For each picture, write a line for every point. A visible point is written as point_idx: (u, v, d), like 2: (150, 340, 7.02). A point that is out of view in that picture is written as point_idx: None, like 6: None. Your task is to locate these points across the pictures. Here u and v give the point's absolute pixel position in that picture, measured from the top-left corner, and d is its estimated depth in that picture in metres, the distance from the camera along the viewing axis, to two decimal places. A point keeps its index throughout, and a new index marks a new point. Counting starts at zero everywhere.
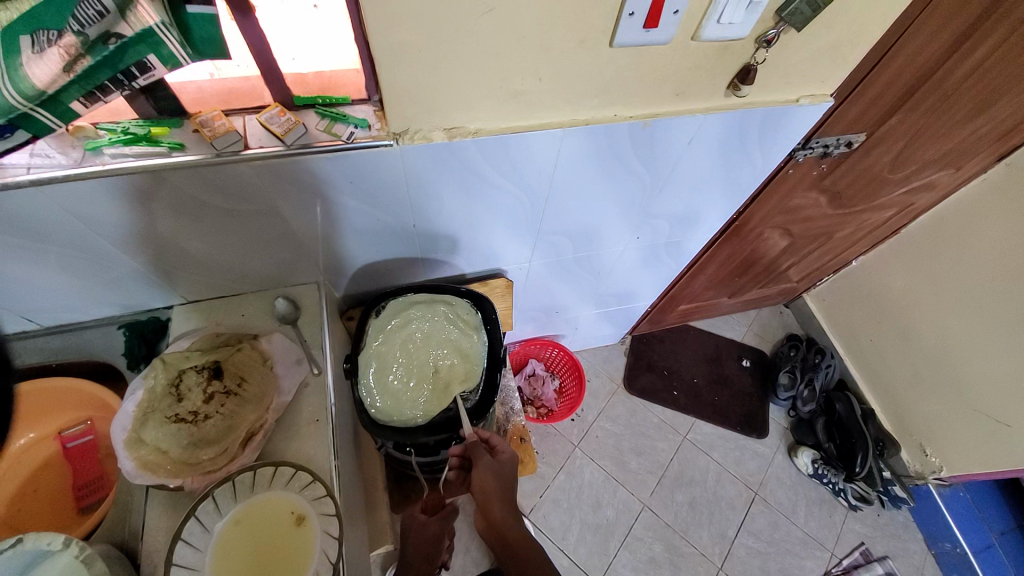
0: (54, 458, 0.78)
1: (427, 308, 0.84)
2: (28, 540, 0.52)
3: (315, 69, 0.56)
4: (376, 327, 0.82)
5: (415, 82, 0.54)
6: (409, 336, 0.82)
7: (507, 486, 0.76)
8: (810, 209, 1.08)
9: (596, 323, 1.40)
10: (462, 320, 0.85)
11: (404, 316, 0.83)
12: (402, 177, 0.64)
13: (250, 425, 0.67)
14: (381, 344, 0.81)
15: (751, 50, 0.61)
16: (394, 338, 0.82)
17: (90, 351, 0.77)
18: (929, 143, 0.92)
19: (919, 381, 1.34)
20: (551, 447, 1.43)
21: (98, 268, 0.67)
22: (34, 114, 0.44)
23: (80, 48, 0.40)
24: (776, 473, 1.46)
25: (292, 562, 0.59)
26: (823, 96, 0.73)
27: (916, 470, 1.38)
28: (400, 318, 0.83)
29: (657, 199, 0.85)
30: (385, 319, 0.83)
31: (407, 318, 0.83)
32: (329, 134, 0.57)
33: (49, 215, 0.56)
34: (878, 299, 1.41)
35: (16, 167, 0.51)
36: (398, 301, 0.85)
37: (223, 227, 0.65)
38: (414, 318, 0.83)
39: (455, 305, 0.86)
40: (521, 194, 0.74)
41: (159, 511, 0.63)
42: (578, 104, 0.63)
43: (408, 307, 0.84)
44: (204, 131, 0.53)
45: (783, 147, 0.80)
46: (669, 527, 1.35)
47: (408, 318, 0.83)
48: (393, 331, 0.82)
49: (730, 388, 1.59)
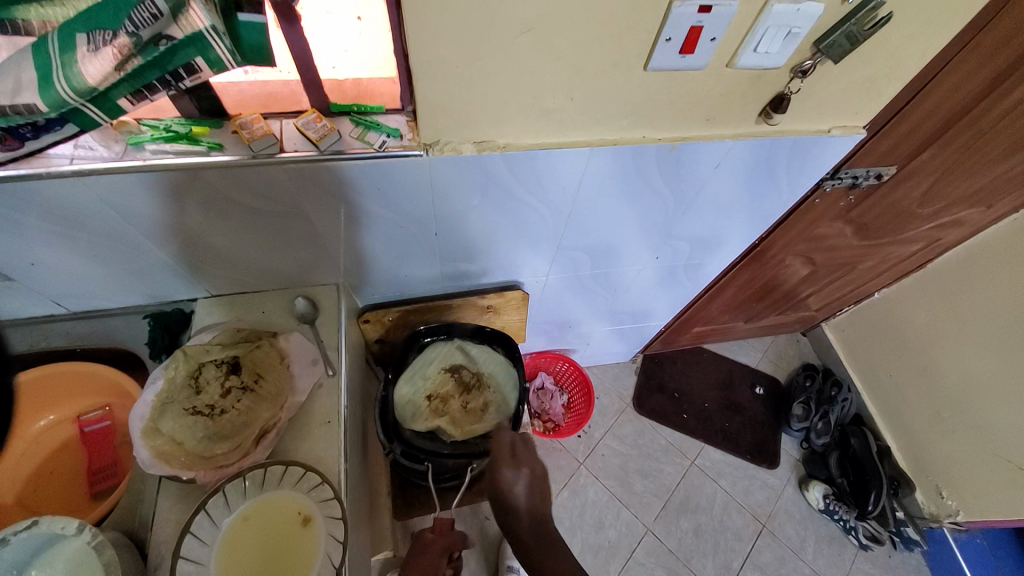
0: (71, 440, 0.79)
1: (458, 350, 0.93)
2: (43, 522, 0.54)
3: (353, 76, 0.57)
4: (413, 364, 0.91)
5: (449, 97, 0.54)
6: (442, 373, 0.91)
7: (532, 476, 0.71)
8: (835, 239, 1.06)
9: (609, 340, 1.39)
10: (489, 363, 0.94)
11: (438, 355, 0.92)
12: (428, 187, 0.65)
13: (264, 422, 0.67)
14: (416, 379, 0.89)
15: (785, 79, 0.61)
16: (429, 374, 0.90)
17: (117, 338, 0.80)
18: (963, 179, 0.90)
19: (939, 421, 1.30)
20: (556, 463, 1.42)
21: (129, 257, 0.69)
22: (84, 110, 0.45)
23: (132, 49, 0.41)
24: (786, 505, 1.42)
25: (295, 562, 0.59)
26: (855, 127, 0.72)
27: (931, 513, 1.33)
28: (435, 356, 0.92)
29: (679, 221, 0.84)
30: (422, 356, 0.92)
31: (441, 357, 0.92)
32: (361, 142, 0.58)
33: (88, 205, 0.58)
34: (902, 334, 1.37)
35: (61, 158, 0.53)
36: (435, 342, 0.93)
37: (252, 225, 0.67)
38: (447, 358, 0.92)
39: (483, 349, 0.95)
40: (545, 210, 0.74)
41: (169, 502, 0.63)
42: (607, 125, 0.63)
43: (442, 347, 0.93)
44: (242, 132, 0.55)
45: (811, 176, 0.79)
46: (672, 554, 1.32)
47: (442, 357, 0.92)
48: (427, 366, 0.91)
49: (742, 415, 1.55)
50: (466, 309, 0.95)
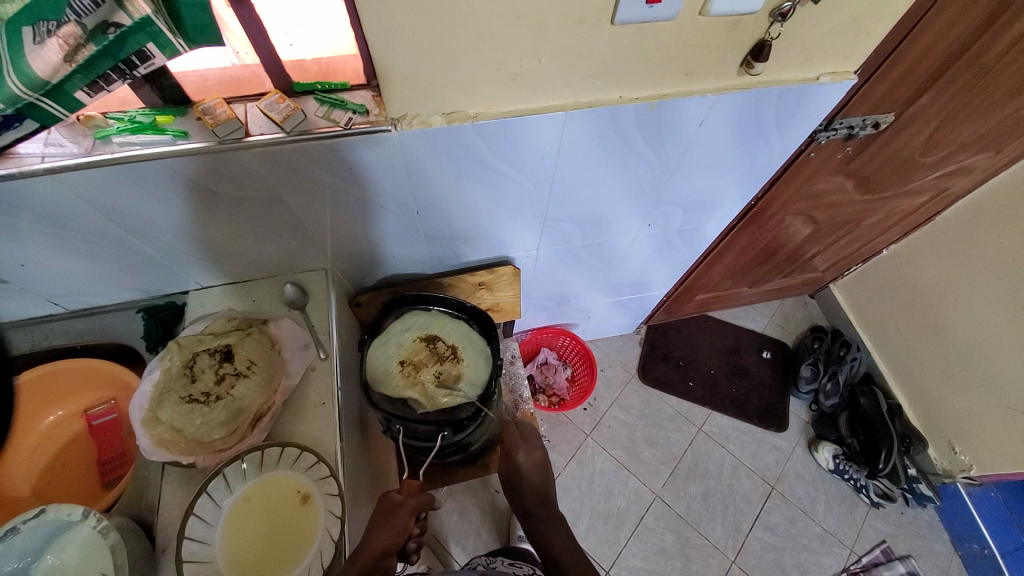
0: (81, 434, 0.82)
1: (436, 320, 0.87)
2: (51, 510, 0.58)
3: (313, 55, 0.56)
4: (388, 330, 0.86)
5: (409, 68, 0.53)
6: (417, 341, 0.84)
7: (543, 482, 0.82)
8: (836, 195, 1.02)
9: (610, 312, 1.38)
10: (467, 336, 0.87)
11: (414, 323, 0.86)
12: (402, 163, 0.64)
13: (258, 407, 0.69)
14: (390, 344, 0.84)
15: (764, 25, 0.58)
16: (403, 340, 0.84)
17: (112, 334, 0.82)
18: (967, 123, 0.85)
19: (950, 376, 1.28)
20: (563, 436, 1.43)
21: (116, 255, 0.70)
22: (41, 104, 0.45)
23: (80, 38, 0.41)
24: (796, 467, 1.42)
25: (298, 536, 0.63)
26: (846, 73, 0.69)
27: (944, 469, 1.32)
28: (412, 324, 0.86)
29: (667, 185, 0.82)
30: (398, 323, 0.86)
31: (418, 325, 0.86)
32: (327, 120, 0.57)
33: (65, 205, 0.58)
34: (911, 290, 1.33)
35: (31, 157, 0.53)
36: (414, 310, 0.88)
37: (233, 215, 0.67)
38: (424, 327, 0.86)
39: (462, 322, 0.88)
40: (526, 181, 0.73)
41: (176, 486, 0.67)
42: (580, 87, 0.61)
43: (420, 316, 0.87)
44: (206, 119, 0.54)
45: (802, 129, 0.76)
46: (681, 518, 1.34)
47: (419, 326, 0.86)
48: (402, 333, 0.85)
49: (749, 380, 1.55)
50: (458, 288, 0.95)
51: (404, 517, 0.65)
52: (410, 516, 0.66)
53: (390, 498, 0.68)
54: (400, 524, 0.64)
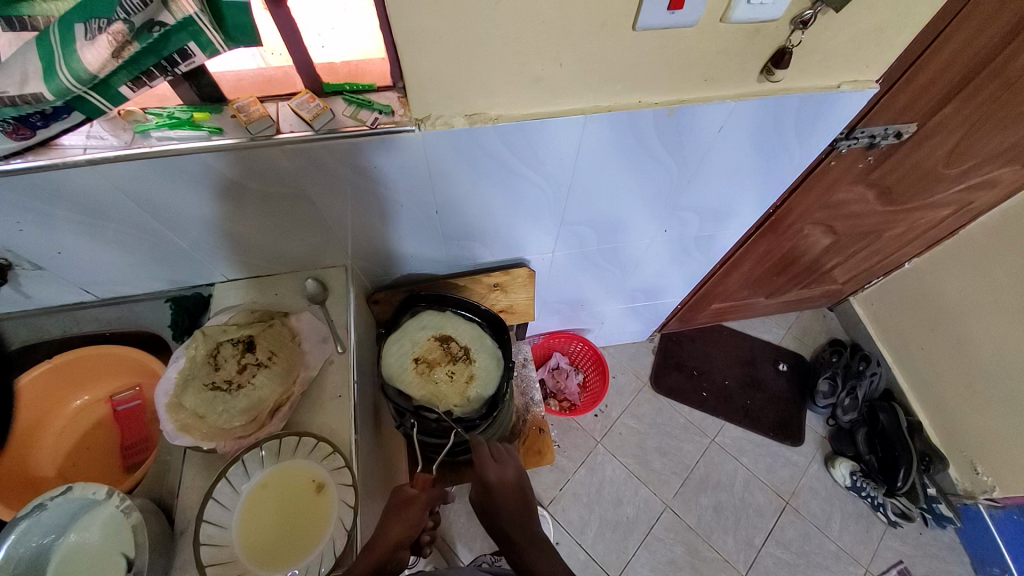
0: (106, 418, 0.86)
1: (451, 320, 0.88)
2: (77, 488, 0.60)
3: (342, 58, 0.58)
4: (404, 327, 0.87)
5: (434, 69, 0.55)
6: (431, 339, 0.86)
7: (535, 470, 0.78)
8: (857, 205, 1.01)
9: (624, 318, 1.38)
10: (480, 339, 0.87)
11: (429, 322, 0.87)
12: (424, 163, 0.65)
13: (276, 397, 0.71)
14: (405, 341, 0.85)
15: (786, 32, 0.58)
16: (418, 338, 0.85)
17: (139, 321, 0.85)
18: (993, 135, 0.84)
19: (973, 394, 1.24)
20: (573, 441, 1.42)
21: (148, 246, 0.73)
22: (88, 97, 0.48)
23: (127, 35, 0.43)
24: (811, 483, 1.39)
25: (312, 524, 0.65)
26: (868, 82, 0.68)
27: (966, 490, 1.28)
28: (427, 322, 0.87)
29: (684, 191, 0.82)
30: (414, 321, 0.87)
31: (433, 324, 0.87)
32: (354, 120, 0.59)
33: (104, 195, 0.61)
34: (934, 305, 1.30)
35: (74, 148, 0.56)
36: (430, 308, 0.89)
37: (260, 209, 0.69)
38: (439, 326, 0.87)
39: (476, 323, 0.89)
40: (544, 183, 0.74)
41: (195, 471, 0.69)
42: (600, 91, 0.62)
43: (435, 315, 0.88)
44: (240, 116, 0.56)
45: (822, 137, 0.76)
46: (691, 530, 1.32)
47: (434, 325, 0.87)
48: (417, 330, 0.86)
49: (764, 392, 1.52)
50: (474, 288, 0.96)
51: (418, 511, 0.65)
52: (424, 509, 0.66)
53: (404, 493, 0.67)
54: (412, 520, 0.64)
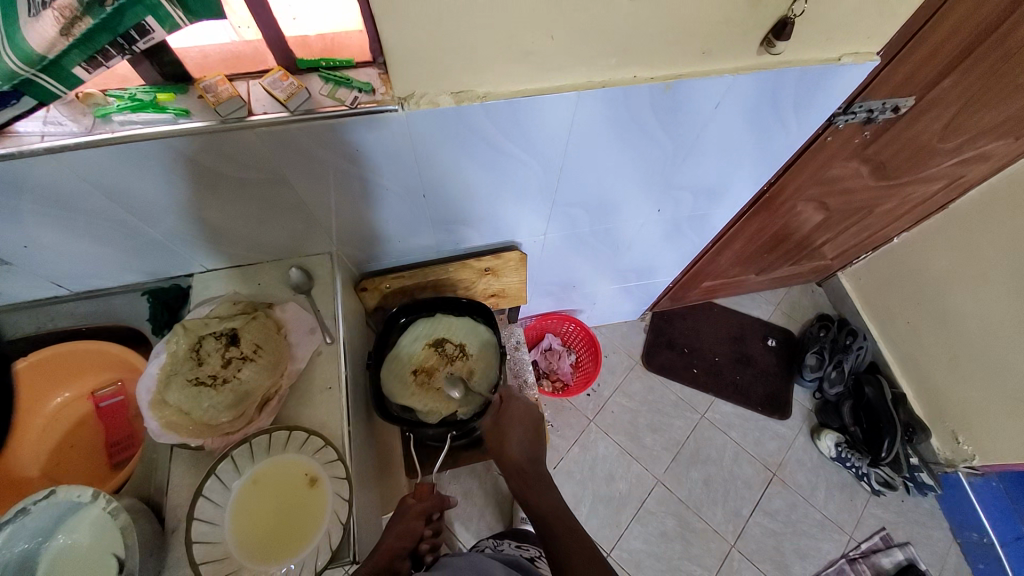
0: (89, 417, 0.83)
1: (441, 326, 0.92)
2: (61, 492, 0.58)
3: (317, 32, 0.54)
4: (397, 346, 0.90)
5: (417, 44, 0.51)
6: (426, 347, 0.90)
7: (532, 429, 0.82)
8: (850, 181, 1.00)
9: (616, 298, 1.37)
10: (473, 333, 0.93)
11: (421, 331, 0.91)
12: (409, 143, 0.62)
13: (265, 391, 0.69)
14: (402, 356, 0.89)
15: (788, 1, 0.55)
16: (413, 350, 0.90)
17: (119, 316, 0.82)
18: (989, 107, 0.82)
19: (956, 365, 1.27)
20: (566, 421, 1.44)
21: (120, 237, 0.69)
22: (38, 81, 0.44)
23: (76, 10, 0.40)
24: (797, 454, 1.43)
25: (307, 519, 0.64)
26: (868, 54, 0.66)
27: (946, 458, 1.32)
28: (420, 333, 0.91)
29: (679, 169, 0.80)
30: (406, 335, 0.91)
31: (425, 333, 0.92)
32: (332, 100, 0.55)
33: (67, 185, 0.57)
34: (920, 279, 1.32)
35: (30, 136, 0.52)
36: (418, 319, 0.93)
37: (237, 197, 0.66)
38: (429, 335, 0.91)
39: (465, 319, 0.94)
40: (535, 164, 0.71)
41: (184, 468, 0.67)
42: (594, 65, 0.59)
43: (423, 325, 0.92)
44: (207, 97, 0.52)
45: (821, 111, 0.73)
46: (682, 503, 1.35)
47: (426, 333, 0.91)
48: (411, 343, 0.90)
49: (753, 367, 1.54)
50: (463, 273, 0.94)
51: (411, 522, 0.69)
52: (416, 516, 0.70)
53: (404, 502, 0.74)
54: (411, 521, 0.69)
